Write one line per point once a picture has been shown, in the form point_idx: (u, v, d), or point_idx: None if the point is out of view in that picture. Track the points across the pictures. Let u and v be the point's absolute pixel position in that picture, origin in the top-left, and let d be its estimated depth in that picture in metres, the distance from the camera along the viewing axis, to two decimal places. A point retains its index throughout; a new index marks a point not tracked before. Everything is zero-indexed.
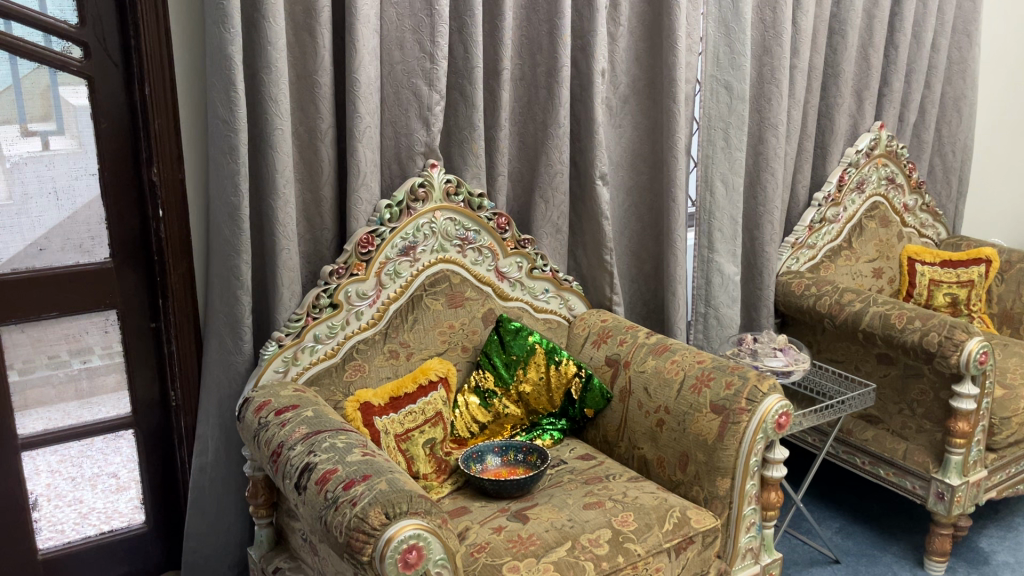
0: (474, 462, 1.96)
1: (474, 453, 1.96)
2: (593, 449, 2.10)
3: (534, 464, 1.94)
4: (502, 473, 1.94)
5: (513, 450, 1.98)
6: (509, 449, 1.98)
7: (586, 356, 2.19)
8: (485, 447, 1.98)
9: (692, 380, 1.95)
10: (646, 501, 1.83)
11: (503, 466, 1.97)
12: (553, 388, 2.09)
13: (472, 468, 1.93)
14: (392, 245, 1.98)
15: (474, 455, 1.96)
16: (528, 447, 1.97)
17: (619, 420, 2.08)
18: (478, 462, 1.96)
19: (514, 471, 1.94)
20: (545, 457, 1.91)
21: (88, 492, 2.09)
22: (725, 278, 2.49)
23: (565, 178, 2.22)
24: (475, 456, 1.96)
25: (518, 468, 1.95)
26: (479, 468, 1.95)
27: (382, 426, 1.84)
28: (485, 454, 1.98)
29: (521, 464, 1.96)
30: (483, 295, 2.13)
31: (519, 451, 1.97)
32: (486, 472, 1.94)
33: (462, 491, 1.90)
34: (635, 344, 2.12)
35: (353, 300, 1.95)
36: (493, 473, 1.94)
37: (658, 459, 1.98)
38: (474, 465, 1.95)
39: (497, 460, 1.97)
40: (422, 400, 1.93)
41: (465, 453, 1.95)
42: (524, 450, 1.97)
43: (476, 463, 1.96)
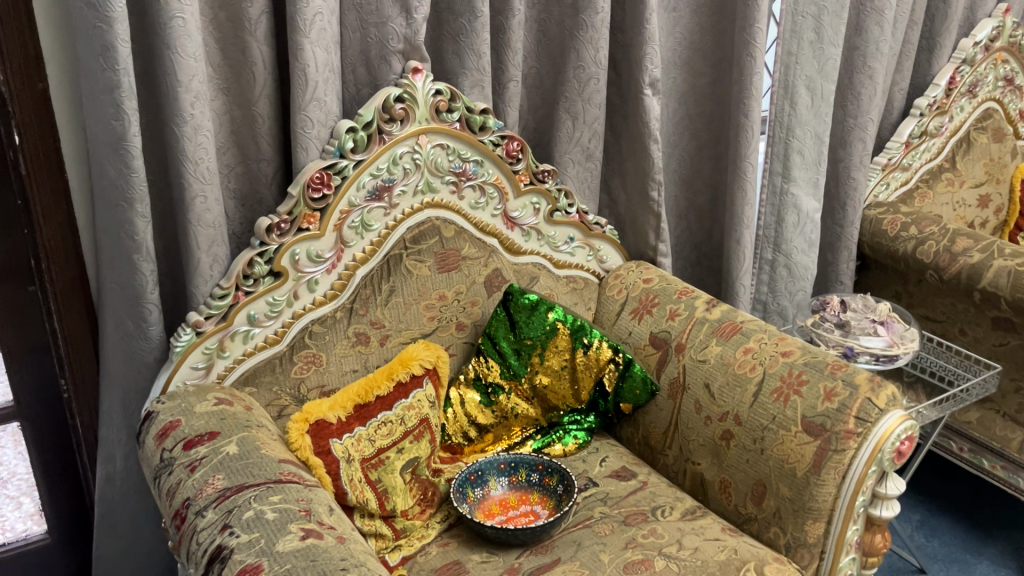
0: (472, 486, 1.44)
1: (472, 473, 1.44)
2: (631, 458, 1.58)
3: (557, 495, 1.43)
4: (510, 505, 1.43)
5: (526, 467, 1.47)
6: (520, 466, 1.47)
7: (623, 331, 1.64)
8: (486, 464, 1.46)
9: (776, 384, 1.41)
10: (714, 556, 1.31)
11: (510, 491, 1.46)
12: (580, 377, 1.55)
13: (469, 498, 1.42)
14: (358, 185, 1.41)
15: (472, 475, 1.44)
16: (546, 464, 1.46)
17: (668, 421, 1.56)
18: (476, 486, 1.44)
19: (528, 506, 1.43)
20: (570, 489, 1.40)
21: (9, 453, 1.59)
22: (802, 216, 1.91)
23: (601, 86, 1.60)
24: (473, 478, 1.45)
25: (533, 498, 1.44)
26: (478, 495, 1.44)
27: (342, 452, 1.30)
28: (486, 474, 1.46)
29: (536, 491, 1.45)
30: (487, 251, 1.56)
31: (533, 470, 1.46)
32: (488, 506, 1.43)
33: (454, 534, 1.38)
34: (691, 319, 1.57)
35: (303, 266, 1.39)
36: (497, 506, 1.43)
37: (721, 482, 1.47)
38: (472, 492, 1.43)
39: (503, 482, 1.46)
40: (401, 404, 1.41)
41: (461, 476, 1.42)
42: (541, 469, 1.46)
43: (473, 487, 1.44)
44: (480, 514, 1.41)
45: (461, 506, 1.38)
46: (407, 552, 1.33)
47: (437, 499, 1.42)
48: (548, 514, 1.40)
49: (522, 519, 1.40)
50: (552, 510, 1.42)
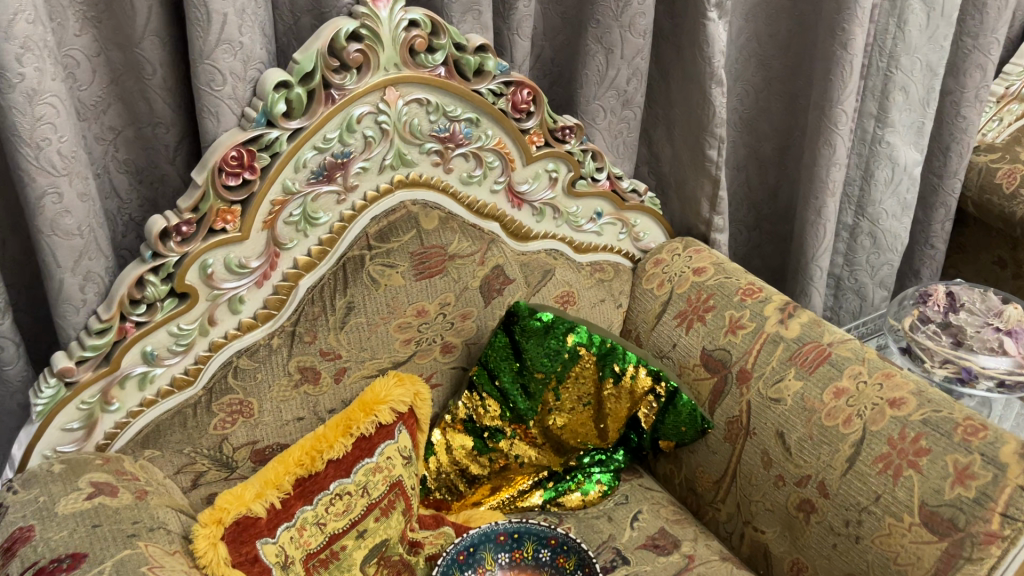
0: (461, 570, 1.08)
1: (461, 552, 1.08)
2: (671, 513, 1.22)
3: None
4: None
5: (533, 540, 1.10)
6: (526, 539, 1.10)
7: (664, 343, 1.24)
8: (480, 537, 1.10)
9: (881, 449, 1.01)
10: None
11: (512, 574, 1.10)
12: (608, 413, 1.16)
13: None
14: (296, 164, 0.97)
15: (461, 555, 1.08)
16: (560, 539, 1.09)
17: (723, 470, 1.18)
18: (466, 570, 1.08)
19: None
20: None
21: None
22: (897, 172, 1.46)
23: (648, 6, 1.13)
24: (463, 558, 1.08)
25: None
26: None
27: (274, 557, 0.92)
28: (480, 552, 1.10)
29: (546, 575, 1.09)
30: (485, 243, 1.13)
31: (544, 546, 1.10)
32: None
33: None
34: (760, 336, 1.17)
35: (220, 280, 0.98)
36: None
37: (793, 562, 1.11)
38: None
39: (503, 562, 1.10)
40: (364, 467, 1.03)
41: (446, 559, 1.06)
42: (553, 544, 1.10)
43: (462, 572, 1.08)
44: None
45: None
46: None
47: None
48: None
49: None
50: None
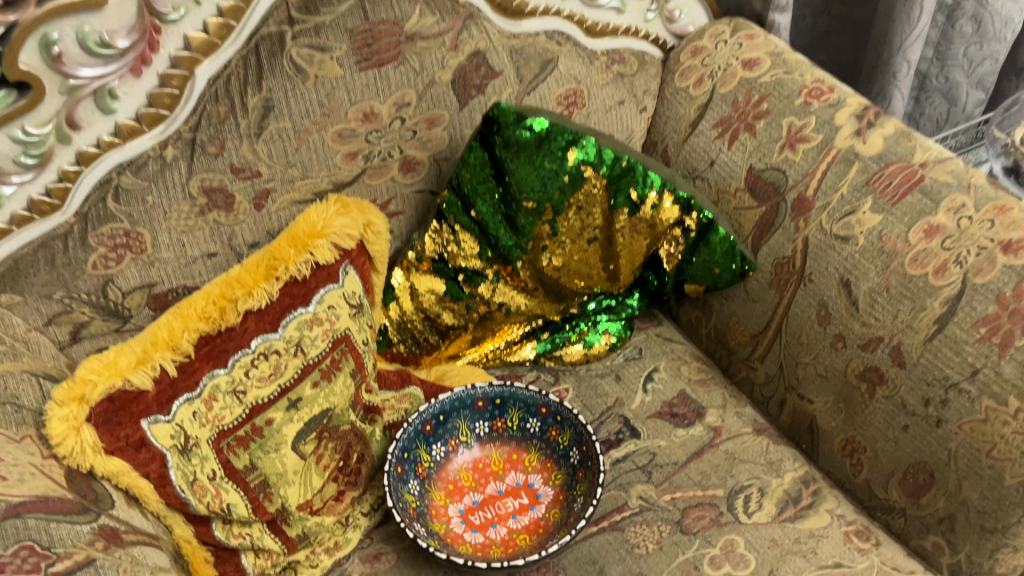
0: (427, 443, 0.87)
1: (428, 422, 0.87)
2: (694, 373, 0.98)
3: (569, 467, 0.86)
4: (491, 474, 0.87)
5: (519, 409, 0.89)
6: (510, 406, 0.89)
7: (700, 158, 0.97)
8: (453, 404, 0.88)
9: (986, 310, 0.75)
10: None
11: (493, 447, 0.89)
12: (620, 252, 0.90)
13: (421, 466, 0.86)
14: None
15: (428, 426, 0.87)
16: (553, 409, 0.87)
17: (765, 324, 0.94)
18: (435, 442, 0.88)
19: (519, 479, 0.87)
20: (594, 468, 0.82)
21: None
22: None
23: None
24: (431, 429, 0.88)
25: (528, 464, 0.88)
26: (439, 455, 0.88)
27: (168, 439, 0.71)
28: (453, 420, 0.89)
29: (534, 450, 0.89)
30: (460, 20, 0.83)
31: (531, 418, 0.89)
32: (454, 477, 0.87)
33: (393, 536, 0.84)
34: (828, 152, 0.88)
35: (75, 65, 0.69)
36: (469, 475, 0.87)
37: (845, 441, 0.88)
38: (427, 454, 0.87)
39: (482, 432, 0.89)
40: (296, 320, 0.79)
41: (408, 431, 0.85)
42: (543, 414, 0.88)
43: (430, 445, 0.88)
44: (439, 494, 0.86)
45: (404, 490, 0.83)
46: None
47: (364, 473, 0.85)
48: (552, 498, 0.85)
49: (507, 509, 0.84)
50: (559, 491, 0.85)
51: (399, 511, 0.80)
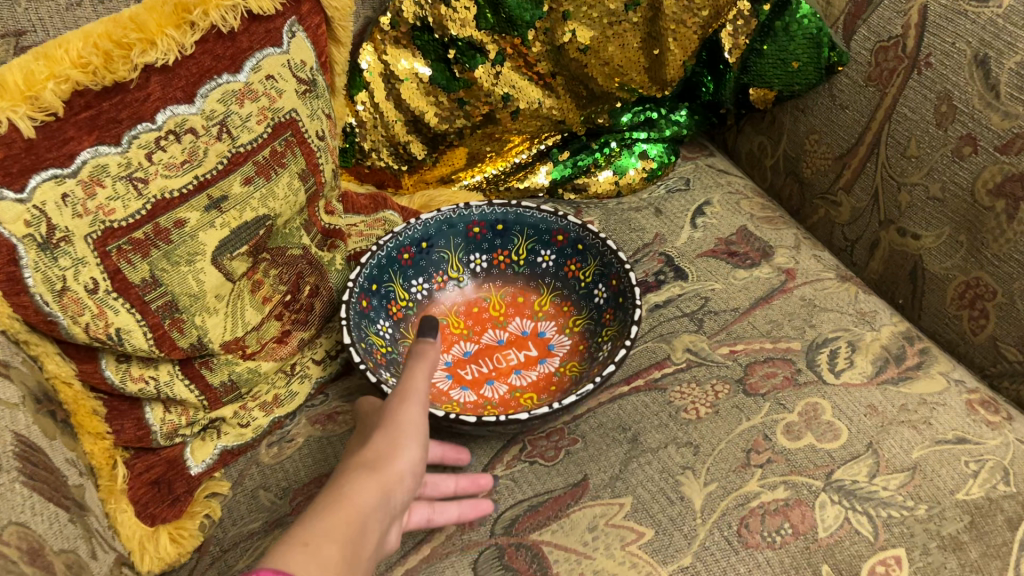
0: (405, 276, 0.68)
1: (406, 249, 0.68)
2: (758, 208, 0.76)
3: (593, 310, 0.66)
4: (490, 320, 0.68)
5: (527, 238, 0.70)
6: (515, 236, 0.70)
7: None
8: (441, 227, 0.69)
9: None
10: (951, 513, 0.52)
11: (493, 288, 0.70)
12: (670, 30, 0.68)
13: (396, 305, 0.67)
14: None
15: (405, 254, 0.68)
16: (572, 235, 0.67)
17: (856, 137, 0.71)
18: (416, 278, 0.69)
19: (527, 325, 0.67)
20: (630, 313, 0.61)
21: None
22: None
23: None
24: (409, 259, 0.68)
25: (537, 310, 0.69)
26: (421, 293, 0.69)
27: (21, 228, 0.49)
28: (439, 252, 0.70)
29: (547, 291, 0.69)
30: None
31: (544, 250, 0.70)
32: (439, 322, 0.68)
33: (354, 393, 0.65)
34: None
35: None
36: (459, 320, 0.68)
37: (964, 286, 0.66)
38: (405, 291, 0.68)
39: (479, 268, 0.71)
40: (219, 90, 0.57)
41: (378, 254, 0.65)
42: (560, 243, 0.69)
43: (409, 280, 0.68)
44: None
45: (369, 329, 0.63)
46: (236, 443, 0.61)
47: (316, 311, 0.66)
48: (570, 349, 0.65)
49: (509, 361, 0.64)
50: (578, 341, 0.65)
51: (360, 350, 0.58)
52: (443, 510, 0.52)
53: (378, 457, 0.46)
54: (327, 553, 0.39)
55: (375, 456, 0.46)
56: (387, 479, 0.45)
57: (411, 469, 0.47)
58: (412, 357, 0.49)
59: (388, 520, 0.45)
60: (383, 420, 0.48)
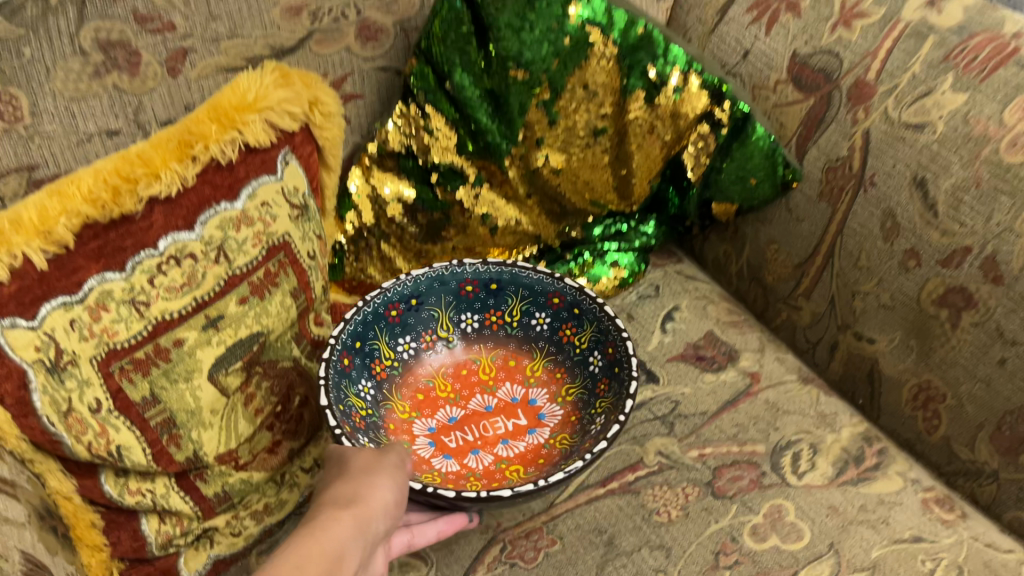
0: (392, 335, 0.73)
1: (394, 306, 0.72)
2: (723, 313, 0.80)
3: (586, 376, 0.72)
4: (477, 384, 0.74)
5: (521, 299, 0.75)
6: (509, 297, 0.75)
7: (732, 47, 0.79)
8: (433, 284, 0.74)
9: None
10: None
11: (482, 350, 0.76)
12: (635, 153, 0.75)
13: (380, 364, 0.72)
14: None
15: (394, 311, 0.73)
16: (568, 299, 0.72)
17: (811, 248, 0.76)
18: (402, 335, 0.74)
19: (517, 392, 0.73)
20: (626, 381, 0.65)
21: None
22: None
23: None
24: (397, 318, 0.73)
25: (527, 375, 0.74)
26: (407, 353, 0.74)
27: (32, 352, 0.52)
28: (428, 309, 0.75)
29: (539, 355, 0.75)
30: None
31: (536, 316, 0.75)
32: (425, 385, 0.73)
33: None
34: (894, 25, 0.70)
35: None
36: (445, 383, 0.74)
37: (916, 389, 0.70)
38: (391, 350, 0.73)
39: (469, 329, 0.76)
40: (216, 217, 0.61)
41: (368, 309, 0.70)
42: (555, 306, 0.74)
43: (396, 337, 0.74)
44: (402, 404, 0.71)
45: (351, 389, 0.67)
46: (229, 552, 0.64)
47: (306, 420, 0.69)
48: (558, 418, 0.70)
49: (496, 431, 0.69)
50: (569, 412, 0.71)
51: (336, 414, 0.62)
52: (423, 532, 0.58)
53: (354, 490, 0.54)
54: (304, 570, 0.46)
55: (356, 490, 0.54)
56: (366, 509, 0.53)
57: (388, 501, 0.55)
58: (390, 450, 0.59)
59: (368, 541, 0.52)
60: (362, 464, 0.56)
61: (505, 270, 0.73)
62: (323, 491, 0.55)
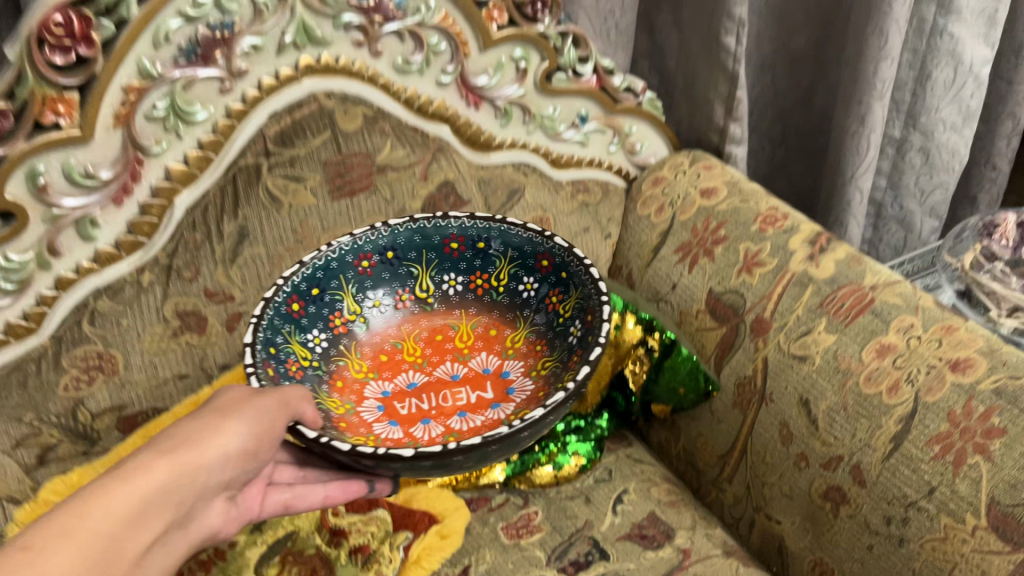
0: (359, 287, 0.86)
1: (367, 256, 0.85)
2: (664, 494, 0.98)
3: (565, 347, 0.77)
4: (450, 352, 0.84)
5: (510, 264, 0.86)
6: (496, 259, 0.86)
7: (663, 282, 1.00)
8: (412, 236, 0.86)
9: (939, 427, 0.76)
10: None
11: (462, 315, 0.87)
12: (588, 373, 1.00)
13: (341, 319, 0.84)
14: (154, 36, 0.71)
15: (369, 261, 0.86)
16: (555, 261, 0.82)
17: (730, 444, 0.95)
18: (373, 289, 0.86)
19: (491, 362, 0.82)
20: (561, 376, 0.74)
21: None
22: (960, 71, 1.17)
23: None
24: (368, 271, 0.86)
25: (505, 347, 0.84)
26: (371, 323, 0.86)
27: None
28: (407, 266, 0.88)
29: (520, 328, 0.85)
30: (431, 154, 0.90)
31: (507, 335, 0.85)
32: (392, 348, 0.84)
33: None
34: (782, 276, 0.92)
35: (56, 193, 0.72)
36: (413, 349, 0.85)
37: (814, 563, 0.87)
38: (357, 304, 0.85)
39: (450, 291, 0.88)
40: None
41: (339, 250, 0.83)
42: (542, 270, 0.84)
43: (365, 291, 0.86)
44: (364, 365, 0.82)
45: (297, 336, 0.78)
46: None
47: None
48: (526, 387, 0.77)
49: (456, 402, 0.78)
50: (536, 388, 0.76)
51: (267, 350, 0.72)
52: (302, 496, 0.72)
53: (194, 434, 0.58)
54: (90, 541, 0.47)
55: (199, 435, 0.58)
56: (203, 453, 0.58)
57: (233, 446, 0.60)
58: (270, 393, 0.63)
59: (194, 485, 0.57)
60: (227, 403, 0.62)
61: (492, 227, 0.85)
62: (176, 421, 0.60)
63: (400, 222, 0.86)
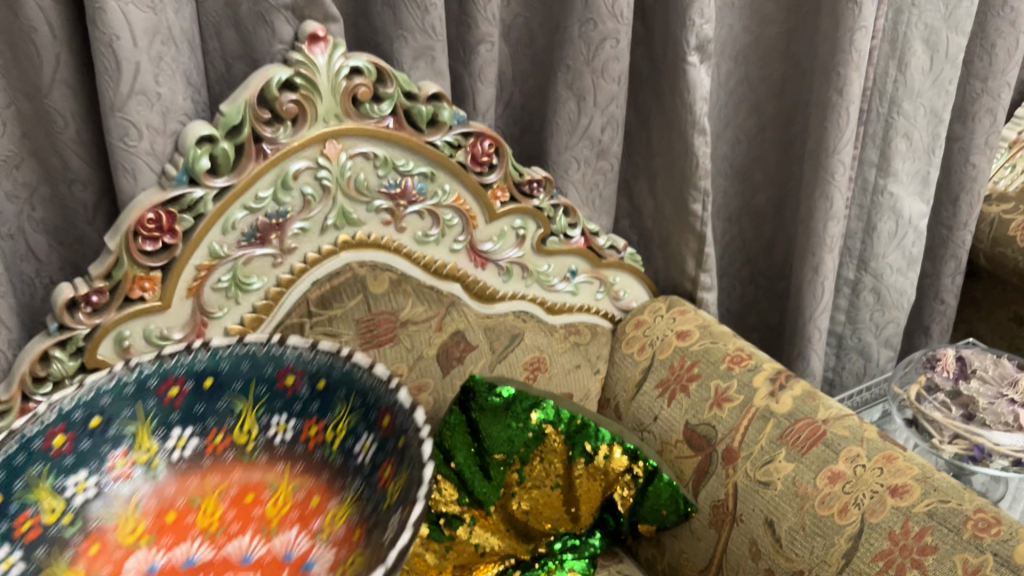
0: (163, 422, 0.76)
1: (173, 387, 0.76)
2: None
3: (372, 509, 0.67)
4: (256, 520, 0.72)
5: (346, 414, 0.75)
6: (333, 409, 0.76)
7: (645, 414, 1.14)
8: (242, 371, 0.77)
9: (882, 546, 0.88)
10: None
11: (286, 472, 0.76)
12: (580, 496, 1.05)
13: (129, 458, 0.74)
14: (225, 224, 0.88)
15: (178, 388, 0.76)
16: (389, 422, 0.70)
17: (708, 559, 1.07)
18: (179, 425, 0.76)
19: (298, 545, 0.70)
20: (385, 515, 0.64)
21: None
22: (900, 224, 1.35)
23: (622, 51, 1.06)
24: (176, 403, 0.76)
25: (321, 524, 0.71)
26: (174, 458, 0.76)
27: None
28: (229, 402, 0.77)
29: (340, 498, 0.72)
30: (444, 308, 1.06)
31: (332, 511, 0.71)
32: (185, 506, 0.73)
33: None
34: (748, 411, 1.06)
35: (137, 352, 0.88)
36: (220, 502, 0.74)
37: None
38: (151, 440, 0.75)
39: (278, 439, 0.77)
40: None
41: (137, 372, 0.74)
42: (379, 432, 0.71)
43: (170, 431, 0.76)
44: (143, 525, 0.72)
45: (49, 481, 0.69)
46: None
47: None
48: (330, 546, 0.68)
49: None
50: None
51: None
52: None
53: None
54: None
55: None
56: None
57: None
58: None
59: None
60: None
61: (333, 365, 0.76)
62: None
63: (225, 345, 0.76)
